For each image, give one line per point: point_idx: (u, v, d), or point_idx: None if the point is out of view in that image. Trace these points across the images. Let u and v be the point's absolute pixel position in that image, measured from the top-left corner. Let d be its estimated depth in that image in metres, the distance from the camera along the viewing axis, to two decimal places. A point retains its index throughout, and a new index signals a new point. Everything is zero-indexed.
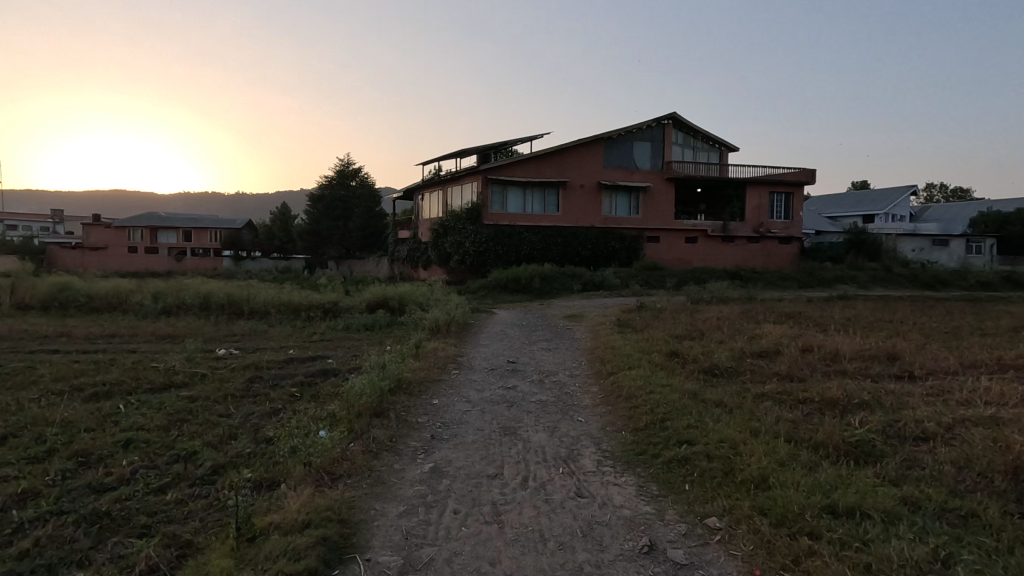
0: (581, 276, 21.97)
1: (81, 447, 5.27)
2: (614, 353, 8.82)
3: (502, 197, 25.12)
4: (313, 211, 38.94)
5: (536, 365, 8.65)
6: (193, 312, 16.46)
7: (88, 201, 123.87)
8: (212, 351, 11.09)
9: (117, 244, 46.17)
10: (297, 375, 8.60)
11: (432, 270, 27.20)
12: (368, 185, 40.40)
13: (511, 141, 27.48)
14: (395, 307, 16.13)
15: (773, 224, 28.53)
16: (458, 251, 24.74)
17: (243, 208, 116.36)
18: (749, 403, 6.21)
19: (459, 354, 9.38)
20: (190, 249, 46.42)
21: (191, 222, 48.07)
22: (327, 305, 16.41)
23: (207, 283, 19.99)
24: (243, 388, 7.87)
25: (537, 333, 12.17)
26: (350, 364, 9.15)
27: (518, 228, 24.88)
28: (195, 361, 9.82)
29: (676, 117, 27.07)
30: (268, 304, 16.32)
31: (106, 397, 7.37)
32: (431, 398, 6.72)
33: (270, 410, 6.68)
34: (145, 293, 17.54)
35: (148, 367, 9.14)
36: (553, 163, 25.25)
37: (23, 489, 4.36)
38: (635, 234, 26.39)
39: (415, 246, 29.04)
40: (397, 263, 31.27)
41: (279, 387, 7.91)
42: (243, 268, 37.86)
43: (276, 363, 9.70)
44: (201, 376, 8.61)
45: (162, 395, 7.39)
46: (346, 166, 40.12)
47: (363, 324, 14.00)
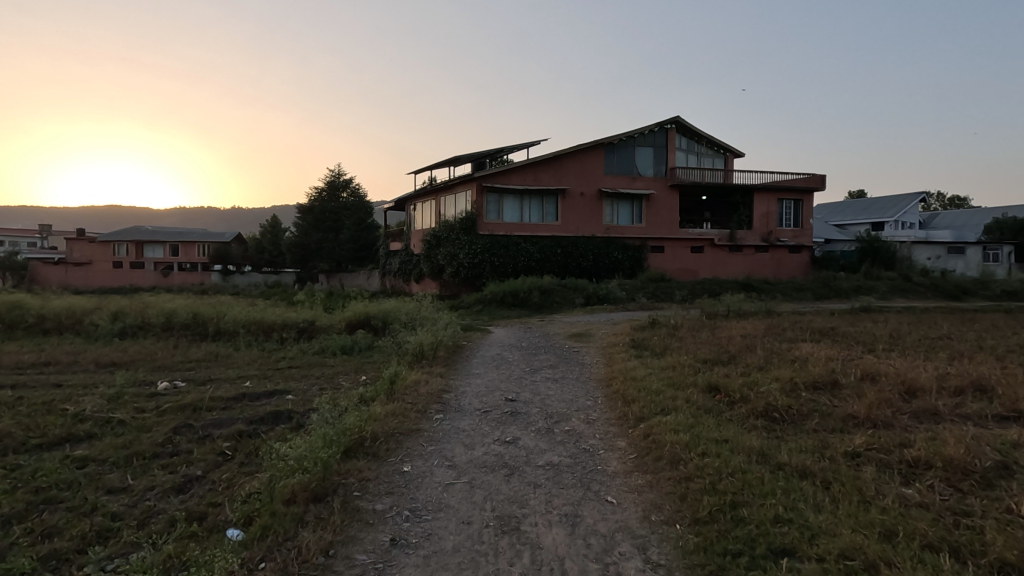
0: (583, 289, 20.23)
1: None
2: (639, 388, 7.02)
3: (498, 206, 23.43)
4: (302, 223, 37.10)
5: (541, 406, 6.80)
6: (154, 333, 14.54)
7: (79, 216, 121.55)
8: (151, 385, 9.21)
9: (99, 258, 44.08)
10: (237, 420, 6.74)
11: (424, 283, 25.32)
12: (359, 196, 38.66)
13: (507, 147, 25.87)
14: (379, 327, 14.29)
15: (783, 232, 26.86)
16: (451, 263, 22.92)
17: (238, 221, 115.01)
18: (845, 470, 4.40)
19: (444, 390, 7.52)
20: (177, 263, 44.50)
21: (178, 236, 46.03)
22: (303, 324, 14.53)
23: (174, 300, 17.99)
24: (158, 442, 5.98)
25: (539, 357, 10.33)
26: (309, 405, 7.31)
27: (516, 238, 23.13)
28: (120, 400, 7.90)
29: (679, 121, 25.60)
30: (238, 325, 14.43)
31: None
32: (401, 464, 4.90)
33: (178, 482, 4.84)
34: (103, 311, 15.56)
35: (53, 412, 7.21)
36: (551, 169, 23.57)
37: None
38: (638, 243, 24.73)
39: (406, 259, 27.20)
40: (388, 277, 29.37)
41: (206, 441, 6.04)
42: (230, 283, 35.92)
43: (219, 401, 7.81)
44: (115, 425, 6.70)
45: (42, 458, 5.51)
46: (338, 177, 38.33)
47: (339, 347, 12.21)
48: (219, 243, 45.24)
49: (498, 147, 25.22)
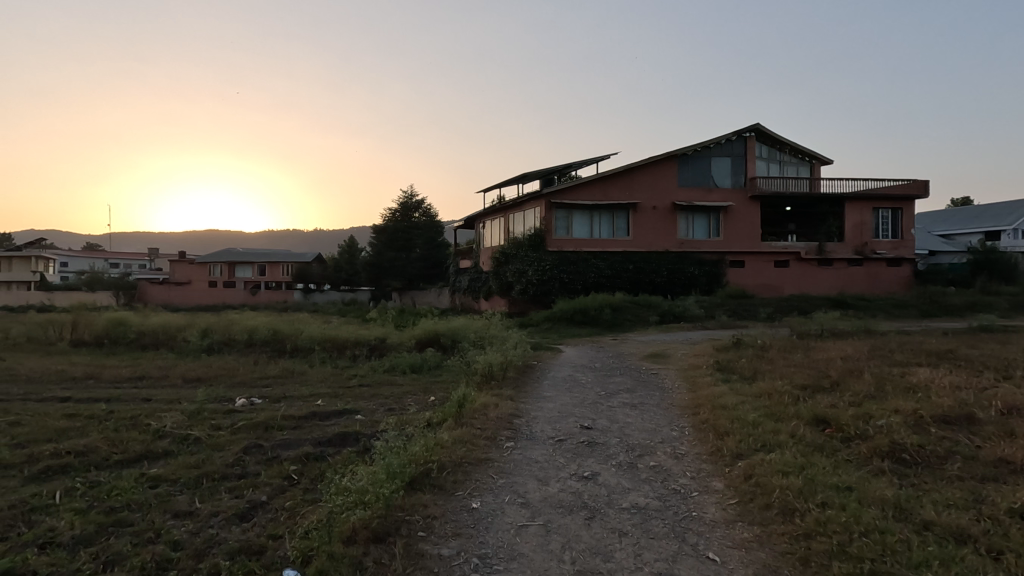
0: (658, 306, 19.27)
1: None
2: (733, 418, 6.23)
3: (566, 222, 22.91)
4: (377, 243, 38.14)
5: (620, 436, 6.17)
6: (237, 349, 15.13)
7: (181, 240, 132.73)
8: (230, 401, 9.39)
9: (196, 277, 47.49)
10: (305, 442, 6.59)
11: (493, 301, 25.10)
12: (430, 216, 39.42)
13: (576, 163, 25.42)
14: (448, 345, 14.10)
15: (879, 244, 24.51)
16: (520, 280, 22.44)
17: (320, 243, 121.46)
18: (1015, 535, 3.51)
19: (515, 415, 7.05)
20: (264, 283, 47.11)
21: (265, 256, 48.76)
22: (374, 341, 14.61)
23: (256, 317, 18.72)
24: (227, 462, 5.91)
25: (614, 379, 9.66)
26: (376, 427, 7.07)
27: (585, 254, 22.50)
28: (198, 417, 8.03)
29: (759, 128, 24.14)
30: (314, 342, 14.72)
31: (57, 476, 5.64)
32: (470, 499, 4.47)
33: (241, 509, 4.66)
34: (193, 328, 16.34)
35: (136, 428, 7.39)
36: (622, 183, 22.85)
37: None
38: (715, 258, 23.38)
39: (475, 277, 27.19)
40: (457, 294, 29.49)
41: (273, 464, 5.90)
42: (311, 301, 37.44)
43: (290, 420, 7.75)
44: (190, 442, 6.75)
45: (120, 475, 5.57)
46: (411, 198, 39.31)
47: (409, 365, 12.11)
48: (301, 263, 47.51)
49: (567, 162, 24.83)
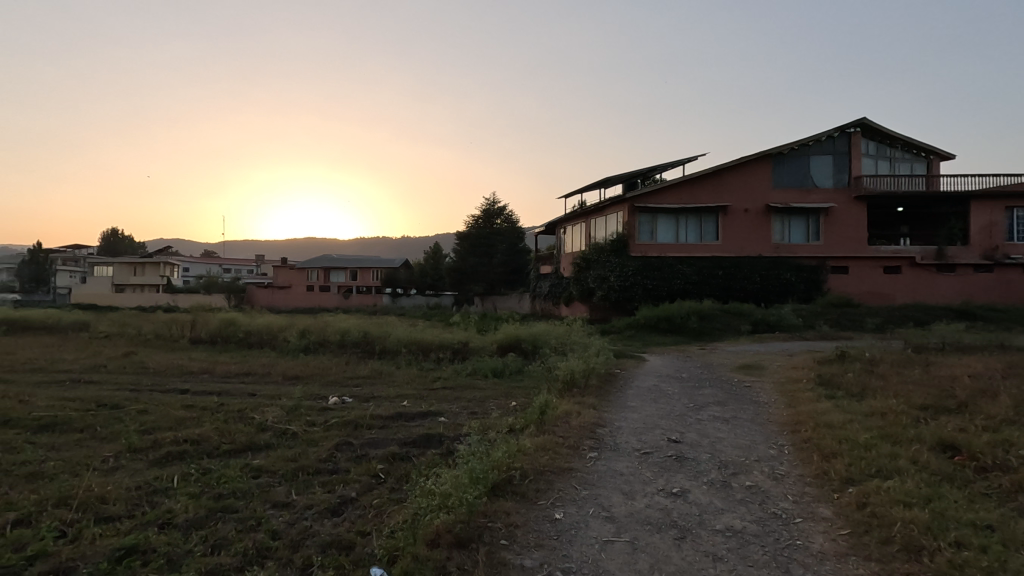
0: (749, 315, 18.18)
1: (69, 557, 3.91)
2: (841, 439, 5.67)
3: (650, 227, 22.22)
4: (460, 249, 39.04)
5: (712, 451, 5.81)
6: (331, 350, 16.01)
7: (284, 247, 143.35)
8: (324, 399, 9.92)
9: (296, 281, 51.03)
10: (392, 441, 6.79)
11: (573, 306, 24.85)
12: (512, 223, 39.78)
13: (660, 166, 24.63)
14: (529, 351, 14.09)
15: (1014, 247, 21.63)
16: (601, 285, 21.89)
17: (406, 249, 126.74)
18: None
19: (598, 424, 6.86)
20: (356, 287, 49.70)
21: (356, 262, 51.48)
22: (457, 345, 14.91)
23: (349, 320, 19.73)
24: (321, 458, 6.21)
25: (703, 391, 9.17)
26: (459, 430, 7.14)
27: (671, 260, 21.70)
28: (296, 413, 8.52)
29: (865, 123, 22.19)
30: (401, 344, 15.26)
31: (176, 461, 6.19)
32: (554, 509, 4.36)
33: (332, 504, 4.85)
34: (292, 328, 17.49)
35: (242, 420, 7.97)
36: (710, 185, 21.84)
37: None
38: (815, 263, 21.71)
39: (556, 282, 27.06)
40: (538, 300, 29.51)
41: (362, 461, 6.12)
42: (398, 305, 39.03)
43: (378, 419, 8.03)
44: (288, 437, 7.17)
45: (228, 464, 6.00)
46: (493, 205, 39.90)
47: (490, 369, 12.21)
48: (389, 268, 49.68)
49: (651, 165, 24.10)
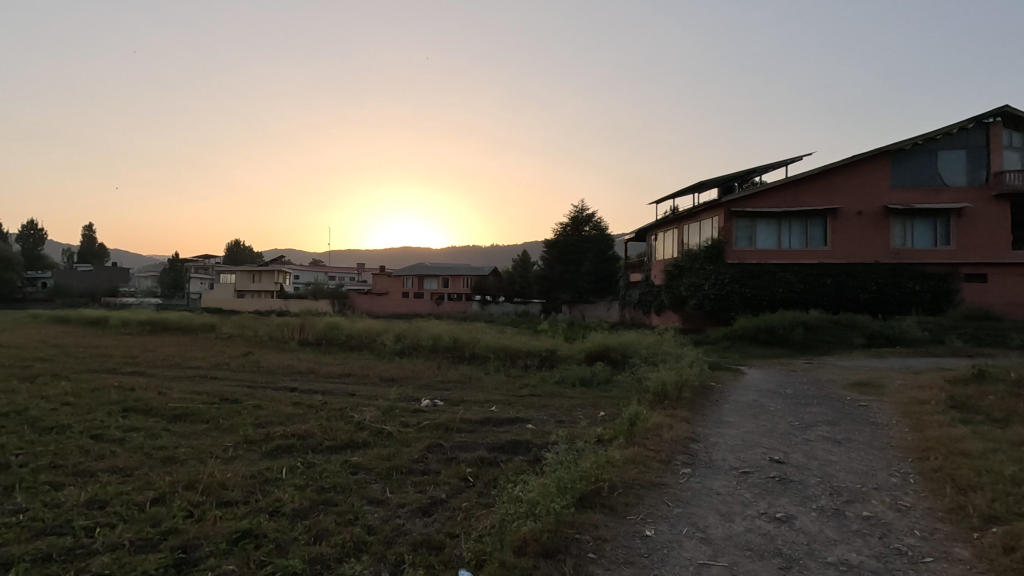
0: (864, 327, 16.58)
1: (193, 535, 4.33)
2: (980, 471, 4.98)
3: (749, 232, 20.88)
4: (548, 256, 39.10)
5: (821, 475, 5.32)
6: (424, 354, 16.64)
7: (382, 256, 151.66)
8: (416, 401, 10.29)
9: (392, 288, 53.73)
10: (480, 446, 6.89)
11: (665, 315, 24.01)
12: (601, 230, 39.18)
13: (761, 167, 23.16)
14: (618, 360, 13.79)
15: None
16: (694, 294, 20.87)
17: (495, 257, 129.44)
18: None
19: (692, 439, 6.54)
20: (447, 294, 51.35)
21: (448, 270, 53.19)
22: (544, 352, 14.92)
23: (440, 326, 20.37)
24: (414, 458, 6.44)
25: (810, 409, 8.46)
26: (546, 438, 7.11)
27: (772, 267, 20.32)
28: (391, 414, 8.92)
29: (1007, 111, 19.56)
30: (489, 350, 15.52)
31: (285, 454, 6.69)
32: (644, 525, 4.20)
33: (423, 503, 5.00)
34: (388, 333, 18.38)
35: (342, 419, 8.46)
36: (818, 187, 20.24)
37: None
38: (944, 271, 19.41)
39: (647, 290, 26.30)
40: (627, 308, 28.84)
41: (452, 464, 6.26)
42: (487, 312, 39.83)
43: (468, 423, 8.20)
44: (384, 436, 7.51)
45: (329, 459, 6.40)
46: (582, 212, 39.53)
47: (578, 378, 12.07)
48: (479, 276, 50.84)
49: (750, 168, 22.72)
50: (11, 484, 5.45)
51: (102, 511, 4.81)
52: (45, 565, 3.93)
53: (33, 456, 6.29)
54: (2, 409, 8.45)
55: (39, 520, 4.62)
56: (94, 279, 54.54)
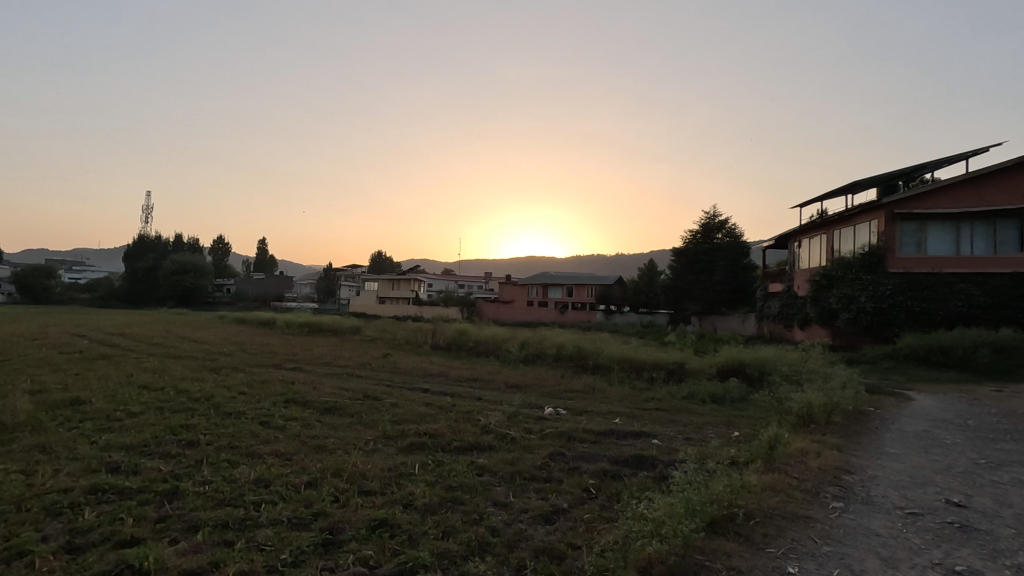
0: None
1: (338, 519, 4.76)
2: None
3: (918, 237, 18.15)
4: (676, 265, 37.42)
5: (1016, 527, 4.44)
6: (548, 362, 16.77)
7: (508, 265, 156.08)
8: (539, 408, 10.39)
9: (518, 296, 55.05)
10: (603, 458, 6.76)
11: (811, 330, 21.76)
12: (736, 237, 36.61)
13: (932, 163, 20.11)
14: (755, 377, 12.75)
15: None
16: (846, 307, 18.51)
17: (621, 266, 126.96)
18: None
19: (844, 469, 5.83)
20: (571, 303, 51.35)
21: (572, 279, 53.19)
22: (672, 365, 14.27)
23: (564, 334, 20.39)
24: (536, 465, 6.50)
25: (1000, 445, 7.12)
26: (674, 455, 6.78)
27: (948, 277, 17.50)
28: (514, 419, 9.10)
29: None
30: (613, 360, 15.21)
31: (418, 451, 7.12)
32: (785, 561, 3.82)
33: (546, 511, 5.01)
34: (513, 340, 18.81)
35: (470, 421, 8.81)
36: (1009, 184, 17.24)
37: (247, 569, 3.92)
38: None
39: (789, 302, 24.05)
40: (766, 321, 26.61)
41: (574, 474, 6.21)
42: (612, 322, 39.19)
43: (591, 434, 8.09)
44: (508, 441, 7.68)
45: (457, 459, 6.69)
46: (713, 218, 37.28)
47: (709, 394, 11.36)
48: (604, 285, 50.17)
49: (919, 164, 19.82)
50: (200, 459, 6.44)
51: (267, 489, 5.49)
52: (223, 531, 4.58)
53: (216, 436, 7.38)
54: (196, 395, 10.06)
55: (220, 491, 5.40)
56: (265, 286, 62.88)
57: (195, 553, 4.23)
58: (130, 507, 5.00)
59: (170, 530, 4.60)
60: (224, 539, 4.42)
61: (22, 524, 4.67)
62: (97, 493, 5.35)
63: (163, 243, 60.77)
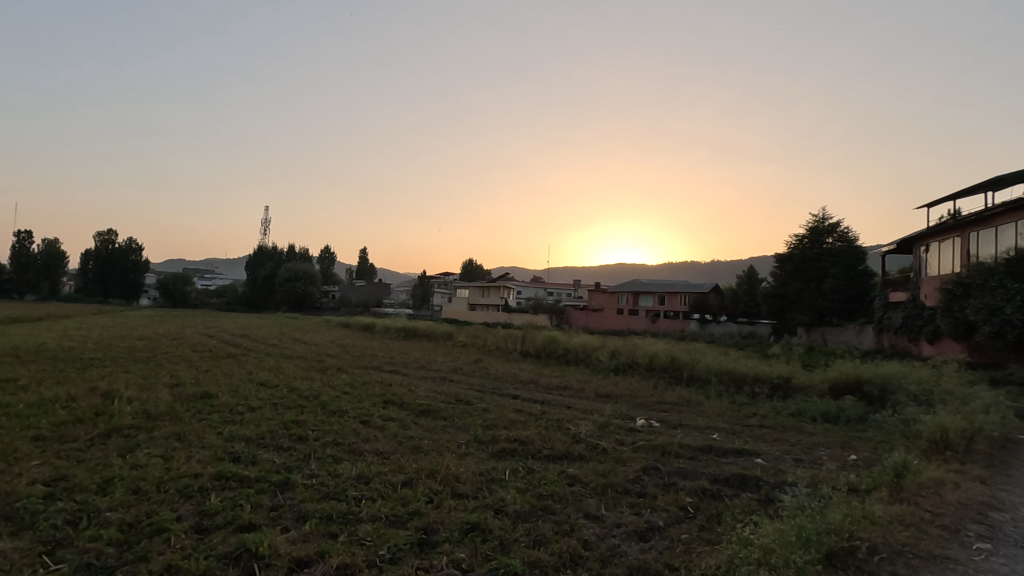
0: None
1: (433, 520, 4.87)
2: None
3: None
4: (781, 272, 34.89)
5: None
6: (640, 372, 16.26)
7: (598, 273, 154.11)
8: (631, 420, 10.06)
9: (608, 305, 54.07)
10: (702, 475, 6.39)
11: (943, 344, 19.33)
12: (850, 241, 33.52)
13: None
14: (875, 396, 11.52)
15: None
16: (987, 320, 16.18)
17: (718, 273, 120.83)
18: None
19: (990, 505, 5.09)
20: (664, 311, 49.52)
21: (665, 286, 51.31)
22: (777, 380, 13.27)
23: (657, 343, 19.68)
24: (630, 478, 6.28)
25: None
26: (782, 477, 6.25)
27: None
28: (606, 430, 8.89)
29: None
30: (711, 373, 14.43)
31: (508, 457, 7.14)
32: None
33: (641, 527, 4.82)
34: (603, 349, 18.43)
35: (560, 429, 8.72)
36: None
37: (349, 562, 4.11)
38: None
39: (915, 313, 21.55)
40: (886, 333, 24.00)
41: (670, 490, 5.93)
42: (708, 332, 37.36)
43: (688, 449, 7.69)
44: (600, 452, 7.49)
45: (548, 467, 6.63)
46: (823, 221, 34.42)
47: (821, 413, 10.41)
48: (699, 293, 47.93)
49: None
50: (309, 453, 6.91)
51: (367, 486, 5.75)
52: (328, 523, 4.85)
53: (322, 432, 7.88)
54: (306, 393, 10.83)
55: (325, 484, 5.74)
56: (366, 293, 66.77)
57: (304, 542, 4.51)
58: (248, 495, 5.45)
59: (282, 519, 4.95)
60: (328, 531, 4.68)
61: (161, 503, 5.25)
62: (222, 479, 5.89)
63: (278, 252, 66.43)
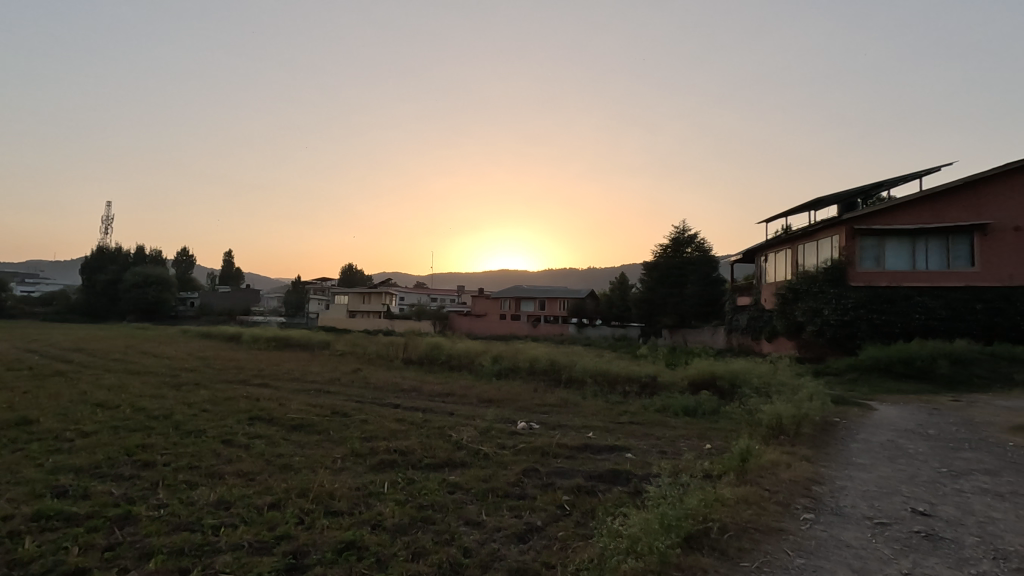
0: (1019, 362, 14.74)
1: (303, 543, 4.55)
2: None
3: (876, 253, 18.72)
4: (648, 279, 37.79)
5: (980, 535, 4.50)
6: (522, 375, 16.67)
7: (481, 279, 155.82)
8: (512, 423, 10.25)
9: (492, 311, 54.79)
10: (578, 473, 6.68)
11: (778, 342, 22.19)
12: (705, 251, 37.29)
13: (887, 181, 20.91)
14: (726, 390, 12.89)
15: None
16: (812, 321, 18.88)
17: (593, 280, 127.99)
18: None
19: (814, 480, 5.90)
20: (545, 316, 51.28)
21: (546, 292, 53.21)
22: (645, 379, 14.32)
23: (538, 348, 20.33)
24: (511, 481, 6.38)
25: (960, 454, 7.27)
26: (648, 469, 6.72)
27: (905, 289, 17.99)
28: (488, 435, 8.96)
29: None
30: (587, 374, 15.19)
31: (388, 468, 6.91)
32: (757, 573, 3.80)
33: (520, 529, 4.90)
34: (486, 354, 18.63)
35: (441, 437, 8.63)
36: (958, 202, 18.12)
37: None
38: None
39: (757, 315, 24.49)
40: (735, 333, 27.00)
41: (549, 490, 6.11)
42: (585, 335, 39.34)
43: (566, 449, 8.00)
44: (482, 457, 7.52)
45: (429, 477, 6.51)
46: (683, 233, 37.94)
47: (682, 408, 11.42)
48: (576, 299, 50.36)
49: (876, 182, 20.56)
50: (157, 480, 6.13)
51: (228, 512, 5.23)
52: (177, 558, 4.32)
53: (174, 456, 7.04)
54: (155, 413, 9.63)
55: (176, 515, 5.12)
56: (232, 301, 61.22)
57: None
58: (76, 535, 4.69)
59: (120, 559, 4.32)
60: (178, 567, 4.18)
61: None
62: (41, 520, 5.01)
63: (123, 254, 58.60)
